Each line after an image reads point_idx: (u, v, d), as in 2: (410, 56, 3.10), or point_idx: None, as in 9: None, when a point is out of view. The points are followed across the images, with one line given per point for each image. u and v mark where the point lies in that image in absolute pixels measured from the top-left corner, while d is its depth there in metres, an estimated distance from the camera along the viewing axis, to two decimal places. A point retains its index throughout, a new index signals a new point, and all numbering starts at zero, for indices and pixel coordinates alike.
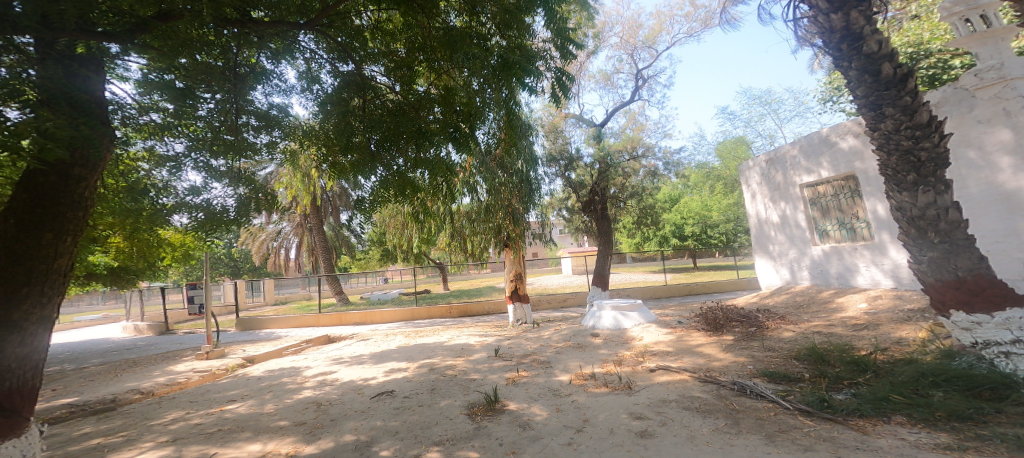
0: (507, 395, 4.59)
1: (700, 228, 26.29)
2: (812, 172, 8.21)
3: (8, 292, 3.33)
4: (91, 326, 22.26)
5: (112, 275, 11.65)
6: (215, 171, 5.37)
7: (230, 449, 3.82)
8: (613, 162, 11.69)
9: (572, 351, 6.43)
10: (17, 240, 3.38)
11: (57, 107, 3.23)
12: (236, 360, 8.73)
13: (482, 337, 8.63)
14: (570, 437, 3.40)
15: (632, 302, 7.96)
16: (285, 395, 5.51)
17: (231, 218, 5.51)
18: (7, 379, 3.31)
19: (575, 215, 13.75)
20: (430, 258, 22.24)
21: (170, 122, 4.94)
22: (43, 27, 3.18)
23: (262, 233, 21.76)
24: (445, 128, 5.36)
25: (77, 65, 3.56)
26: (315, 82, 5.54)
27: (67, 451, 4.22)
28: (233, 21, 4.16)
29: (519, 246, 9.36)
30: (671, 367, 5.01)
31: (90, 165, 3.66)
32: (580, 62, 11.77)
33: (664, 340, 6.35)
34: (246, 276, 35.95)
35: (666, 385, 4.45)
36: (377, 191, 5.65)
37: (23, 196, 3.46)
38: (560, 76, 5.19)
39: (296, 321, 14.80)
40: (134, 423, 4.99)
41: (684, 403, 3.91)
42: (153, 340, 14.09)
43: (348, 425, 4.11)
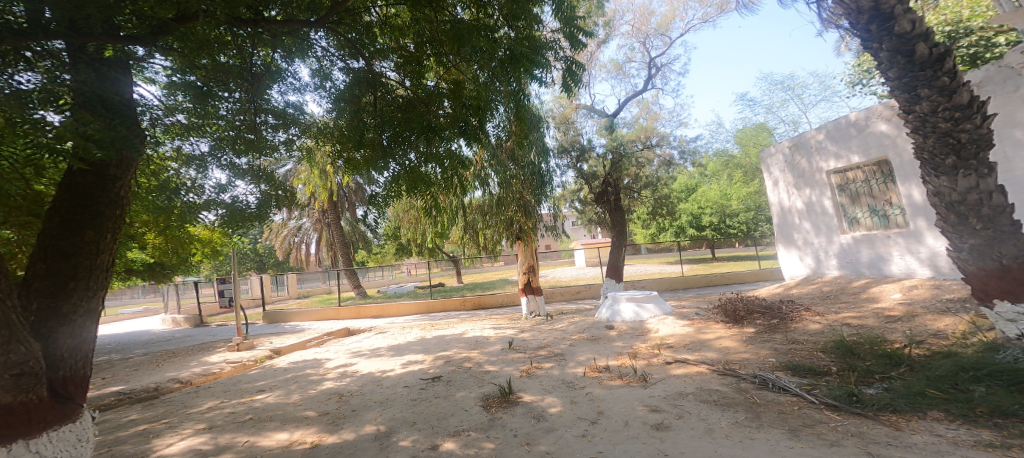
0: (521, 387, 4.62)
1: (719, 218, 25.66)
2: (840, 158, 7.92)
3: (56, 287, 3.51)
4: (133, 318, 23.56)
5: (150, 270, 12.31)
6: (238, 169, 5.56)
7: (260, 437, 3.96)
8: (626, 152, 11.59)
9: (586, 343, 6.41)
10: (62, 238, 3.55)
11: (93, 109, 3.36)
12: (263, 352, 8.99)
13: (497, 330, 8.70)
14: (584, 429, 3.42)
15: (648, 294, 7.92)
16: (309, 386, 5.68)
17: (254, 213, 5.64)
18: (60, 367, 3.51)
19: (588, 206, 13.72)
20: (444, 252, 22.50)
21: (195, 123, 5.07)
22: (72, 32, 3.32)
23: (284, 229, 22.40)
24: (456, 123, 5.42)
25: (107, 68, 3.67)
26: (327, 80, 5.59)
27: (116, 436, 4.48)
28: (246, 20, 4.20)
29: (531, 238, 9.39)
30: (689, 359, 4.95)
31: (125, 165, 3.80)
32: (590, 51, 11.62)
33: (681, 332, 6.27)
34: (271, 271, 37.23)
35: (684, 378, 4.41)
36: (389, 186, 5.70)
37: (65, 195, 3.63)
38: (569, 66, 5.09)
39: (317, 314, 15.18)
40: (173, 411, 5.24)
41: (702, 396, 3.88)
42: (189, 332, 14.73)
43: (368, 415, 4.22)
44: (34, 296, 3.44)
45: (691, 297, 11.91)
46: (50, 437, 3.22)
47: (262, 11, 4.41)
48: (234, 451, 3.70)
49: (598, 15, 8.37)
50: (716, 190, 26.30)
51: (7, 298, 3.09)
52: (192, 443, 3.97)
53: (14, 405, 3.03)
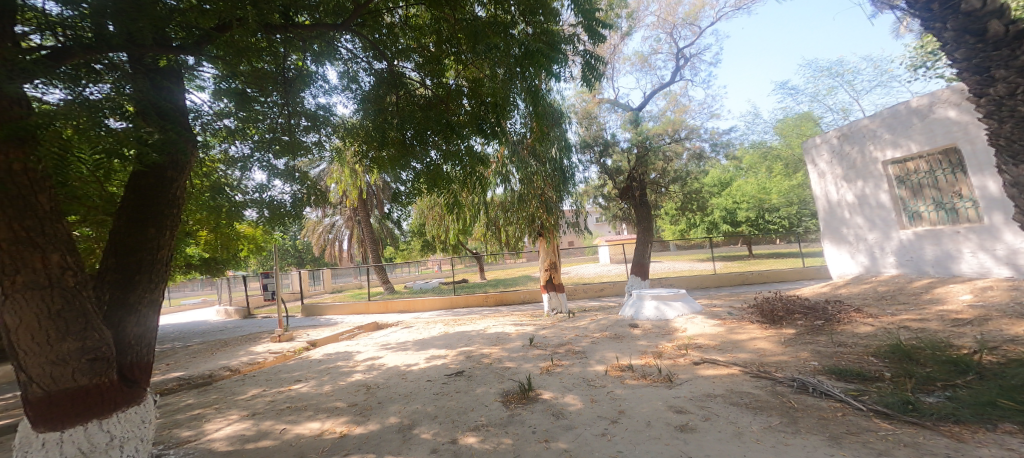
0: (542, 384, 4.61)
1: (756, 214, 24.51)
2: (898, 147, 7.38)
3: (124, 280, 3.81)
4: (191, 309, 25.43)
5: (205, 265, 13.19)
6: (276, 170, 5.81)
7: (294, 425, 4.16)
8: (653, 146, 11.21)
9: (609, 341, 6.31)
10: (129, 235, 3.86)
11: (150, 118, 3.60)
12: (300, 344, 9.42)
13: (518, 326, 8.70)
14: (604, 427, 3.38)
15: (676, 292, 7.69)
16: (340, 377, 5.91)
17: (290, 212, 5.98)
18: (127, 353, 3.77)
19: (612, 202, 13.48)
20: (469, 249, 22.76)
21: (240, 127, 5.35)
22: (131, 44, 3.59)
23: (319, 226, 23.36)
24: (474, 120, 5.41)
25: (160, 78, 3.95)
26: (354, 81, 5.75)
27: (173, 419, 4.84)
28: (279, 28, 4.36)
29: (553, 235, 9.26)
30: (720, 360, 4.78)
31: (179, 167, 4.07)
32: (613, 44, 11.30)
33: (711, 332, 6.05)
34: (310, 266, 39.01)
35: (713, 379, 4.26)
36: (413, 184, 5.88)
37: (129, 196, 3.93)
38: (589, 60, 4.98)
39: (348, 308, 15.77)
40: (222, 397, 5.60)
41: (732, 398, 3.73)
42: (240, 323, 15.70)
43: (393, 408, 4.34)
44: (105, 288, 3.76)
45: (726, 295, 11.45)
46: (118, 418, 3.47)
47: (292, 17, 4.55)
48: (270, 437, 3.90)
49: (621, 6, 8.14)
50: (754, 184, 25.11)
51: (83, 289, 3.39)
52: (236, 429, 4.22)
53: (88, 386, 3.31)
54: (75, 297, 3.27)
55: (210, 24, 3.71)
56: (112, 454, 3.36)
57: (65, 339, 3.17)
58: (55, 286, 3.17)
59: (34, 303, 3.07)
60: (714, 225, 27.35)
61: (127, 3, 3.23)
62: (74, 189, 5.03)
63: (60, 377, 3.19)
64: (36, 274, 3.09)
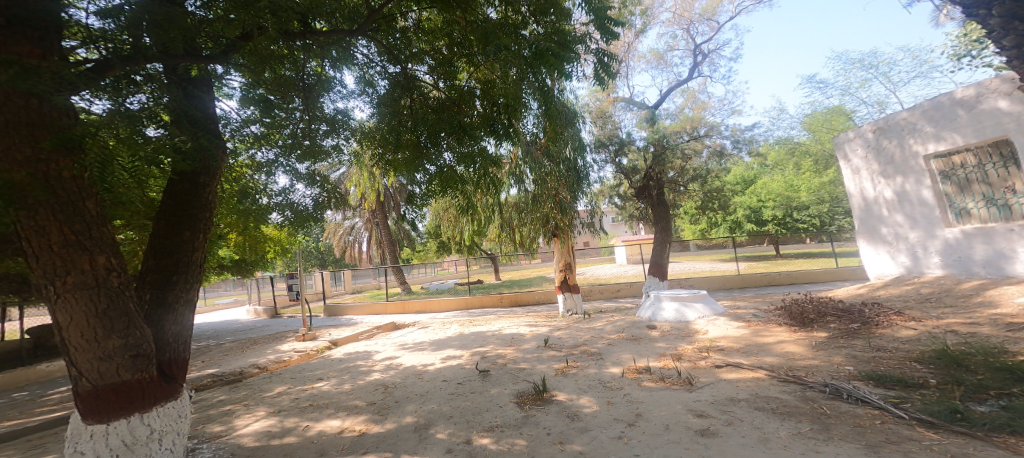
0: (556, 385, 4.58)
1: (783, 212, 23.54)
2: (942, 140, 6.99)
3: (162, 281, 4.00)
4: (221, 308, 26.44)
5: (236, 266, 13.72)
6: (299, 174, 5.99)
7: (316, 422, 4.27)
8: (669, 144, 10.97)
9: (625, 343, 6.21)
10: (166, 237, 4.05)
11: (181, 126, 3.75)
12: (323, 343, 9.67)
13: (532, 327, 8.68)
14: (620, 430, 3.32)
15: (696, 293, 7.50)
16: (359, 376, 6.03)
17: (311, 214, 6.14)
18: (166, 350, 3.93)
19: (628, 202, 13.29)
20: (485, 250, 22.86)
21: (266, 133, 5.59)
22: (165, 55, 3.78)
23: (340, 228, 23.93)
24: (486, 122, 5.29)
25: (192, 87, 4.14)
26: (370, 86, 5.85)
27: (206, 414, 5.05)
28: (297, 34, 4.48)
29: (567, 235, 9.17)
30: (744, 364, 4.63)
31: (212, 172, 4.25)
32: (626, 42, 11.09)
33: (735, 334, 5.87)
34: (332, 267, 39.99)
35: (736, 383, 4.13)
36: (428, 185, 5.85)
37: (166, 200, 4.12)
38: (601, 59, 4.84)
39: (366, 308, 16.09)
40: (250, 394, 5.81)
41: (757, 403, 3.61)
42: (267, 322, 16.24)
43: (409, 407, 4.40)
44: (146, 287, 3.95)
45: (752, 296, 11.10)
46: (157, 412, 3.63)
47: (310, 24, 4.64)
48: (294, 434, 4.02)
49: (633, 4, 8.07)
50: (781, 182, 24.08)
51: (126, 288, 3.57)
52: (262, 425, 4.36)
53: (131, 382, 3.48)
54: (119, 297, 3.45)
55: (234, 33, 3.89)
56: (152, 447, 3.53)
57: (111, 336, 3.36)
58: (101, 287, 3.34)
59: (83, 302, 3.26)
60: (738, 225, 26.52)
61: (159, 15, 3.39)
62: (119, 194, 5.31)
63: (106, 372, 3.36)
64: (85, 275, 3.27)
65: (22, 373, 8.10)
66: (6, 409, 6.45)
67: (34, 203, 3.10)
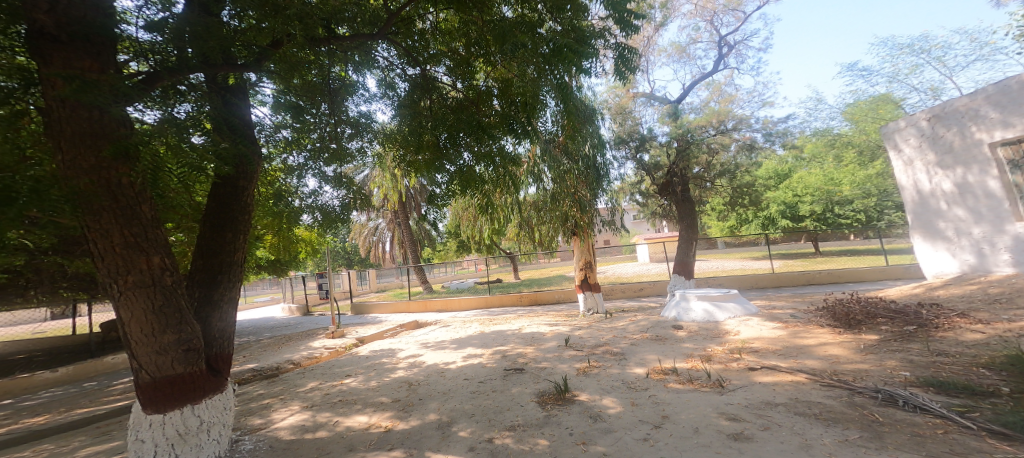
0: (578, 385, 4.52)
1: (823, 207, 21.71)
2: (1010, 126, 6.43)
3: (208, 280, 4.25)
4: (256, 306, 27.65)
5: (272, 266, 14.31)
6: (327, 177, 6.17)
7: (345, 418, 4.41)
8: (694, 139, 10.53)
9: (649, 343, 6.05)
10: (211, 239, 4.30)
11: (223, 132, 4.02)
12: (350, 340, 9.93)
13: (553, 326, 8.59)
14: (646, 432, 3.25)
15: (726, 292, 7.23)
16: (385, 373, 6.18)
17: (340, 215, 6.36)
18: (213, 345, 4.17)
19: (650, 199, 12.93)
20: (503, 249, 22.84)
21: (296, 137, 5.79)
22: (205, 65, 4.01)
23: (364, 228, 24.52)
24: (505, 122, 5.25)
25: (230, 95, 4.38)
26: (391, 88, 6.01)
27: (247, 407, 5.32)
28: (322, 40, 4.65)
29: (587, 233, 8.96)
30: (781, 367, 4.41)
31: (249, 176, 4.47)
32: (646, 36, 10.82)
33: (770, 336, 5.61)
34: (359, 266, 41.15)
35: (773, 386, 3.94)
36: (448, 186, 5.80)
37: (210, 204, 4.37)
38: (622, 53, 4.73)
39: (391, 306, 16.43)
40: (285, 389, 6.06)
41: (796, 408, 3.44)
42: (299, 319, 16.90)
43: (433, 405, 4.46)
44: (195, 286, 4.21)
45: (788, 296, 10.51)
46: (206, 405, 3.85)
47: (334, 29, 4.83)
48: (324, 429, 4.17)
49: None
50: (821, 176, 22.20)
51: (179, 286, 3.82)
52: (296, 420, 4.54)
53: (184, 374, 3.72)
54: (172, 294, 3.70)
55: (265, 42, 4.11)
56: (201, 437, 3.76)
57: (165, 332, 3.60)
58: (156, 285, 3.59)
59: (142, 300, 3.51)
60: (773, 221, 25.06)
61: (198, 26, 3.64)
62: (171, 199, 5.72)
63: (162, 365, 3.61)
64: (143, 275, 3.53)
65: (91, 365, 8.80)
66: (77, 398, 7.03)
67: (98, 208, 3.38)
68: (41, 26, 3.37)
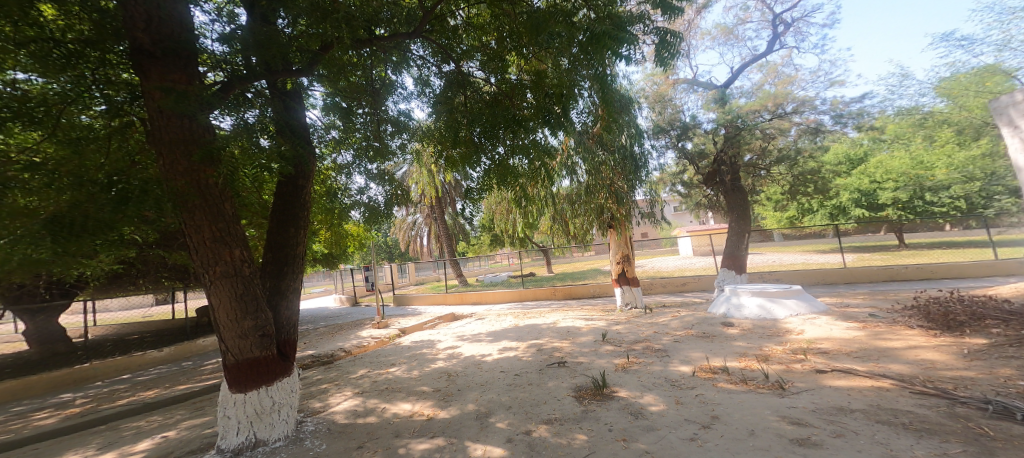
0: (617, 381, 4.38)
1: None
2: None
3: (276, 272, 4.63)
4: (310, 297, 29.41)
5: (326, 259, 15.20)
6: (372, 174, 6.44)
7: (391, 405, 4.63)
8: (746, 125, 9.45)
9: (695, 341, 5.72)
10: (277, 234, 4.67)
11: (285, 134, 4.37)
12: (394, 331, 10.32)
13: (590, 321, 8.35)
14: (693, 432, 3.10)
15: (788, 288, 6.63)
16: (425, 363, 6.38)
17: (384, 211, 6.59)
18: (284, 332, 4.54)
19: (694, 189, 12.00)
20: (535, 243, 22.55)
21: (343, 137, 6.16)
22: (268, 72, 4.33)
23: (404, 224, 25.08)
24: (539, 113, 5.19)
25: (289, 100, 4.72)
26: (427, 86, 6.14)
27: (307, 390, 5.73)
28: (365, 41, 4.80)
29: (624, 226, 8.56)
30: (858, 370, 3.98)
31: (307, 175, 4.82)
32: (687, 18, 10.08)
33: (845, 336, 5.06)
34: (404, 258, 42.59)
35: (848, 391, 3.57)
36: (482, 180, 5.79)
37: (276, 202, 4.74)
38: (664, 37, 4.44)
39: (428, 299, 16.64)
40: (339, 375, 6.45)
41: (875, 415, 3.10)
42: (349, 310, 17.81)
43: (471, 395, 4.55)
44: (267, 277, 4.60)
45: (864, 293, 9.37)
46: (280, 386, 4.22)
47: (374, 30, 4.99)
48: (374, 414, 4.41)
49: None
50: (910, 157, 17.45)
51: (257, 277, 4.20)
52: (348, 405, 4.84)
53: (261, 357, 4.10)
54: (251, 285, 4.07)
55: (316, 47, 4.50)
56: (274, 417, 4.12)
57: (245, 318, 3.98)
58: (238, 275, 3.98)
59: (227, 288, 3.91)
60: (844, 210, 20.40)
61: (260, 36, 3.95)
62: (244, 197, 6.34)
63: (244, 348, 4.00)
64: (228, 266, 3.93)
65: (185, 347, 9.89)
66: (178, 375, 8.03)
67: (192, 206, 3.81)
68: (140, 44, 3.86)
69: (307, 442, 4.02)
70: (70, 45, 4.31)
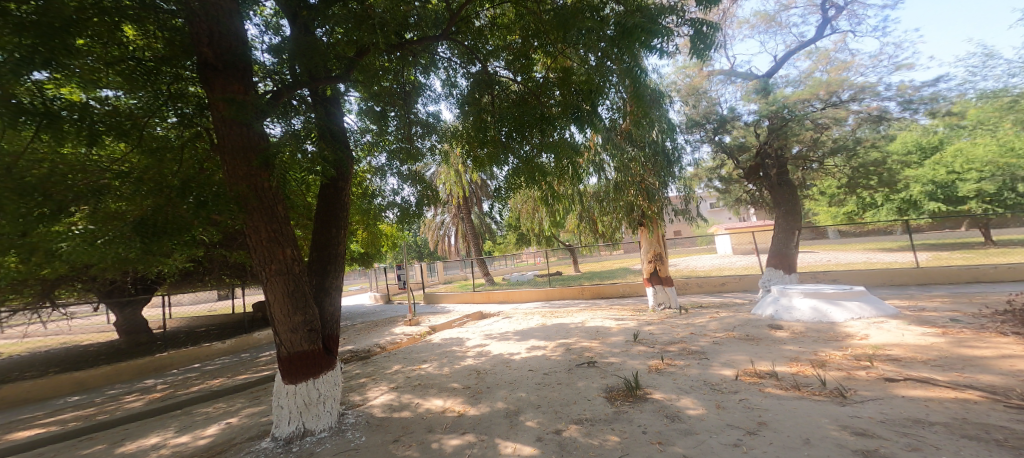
0: (651, 383, 4.20)
1: None
2: None
3: (320, 270, 4.84)
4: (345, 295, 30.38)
5: (362, 259, 15.68)
6: (404, 175, 6.53)
7: (423, 400, 4.71)
8: (794, 115, 8.67)
9: (738, 343, 5.37)
10: (321, 234, 4.89)
11: (327, 138, 4.60)
12: (425, 328, 10.50)
13: (619, 321, 8.08)
14: (737, 438, 2.93)
15: (849, 289, 6.09)
16: (455, 361, 6.44)
17: (415, 211, 6.61)
18: (329, 327, 4.74)
19: (733, 184, 11.26)
20: (561, 242, 22.24)
21: (377, 140, 6.40)
22: (310, 80, 4.56)
23: (431, 224, 25.37)
24: (566, 110, 5.17)
25: (330, 106, 4.93)
26: (454, 87, 6.21)
27: (347, 385, 5.94)
28: (397, 45, 5.06)
29: (656, 223, 8.23)
30: (938, 380, 3.56)
31: (347, 178, 5.03)
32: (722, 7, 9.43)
33: (921, 343, 4.55)
34: (435, 257, 43.20)
35: (925, 402, 3.21)
36: (510, 180, 5.71)
37: (319, 203, 4.97)
38: (698, 29, 4.32)
39: (457, 297, 16.92)
40: (375, 370, 6.64)
41: (959, 429, 2.77)
42: (382, 307, 18.32)
43: (500, 393, 4.54)
44: (313, 275, 4.82)
45: (939, 296, 8.38)
46: (326, 379, 4.42)
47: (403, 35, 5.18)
48: (408, 409, 4.51)
49: None
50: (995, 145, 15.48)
51: (306, 275, 4.42)
52: (384, 399, 4.98)
53: (309, 351, 4.31)
54: (301, 282, 4.30)
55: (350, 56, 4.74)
56: (320, 408, 4.32)
57: (296, 313, 4.21)
58: (291, 273, 4.21)
59: (281, 285, 4.15)
60: (915, 204, 17.47)
61: (302, 45, 4.23)
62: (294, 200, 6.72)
63: (295, 341, 4.23)
64: (282, 264, 4.16)
65: (244, 341, 10.63)
66: (238, 366, 8.64)
67: (252, 208, 4.07)
68: (206, 58, 4.16)
69: (350, 433, 4.19)
70: (147, 62, 4.78)
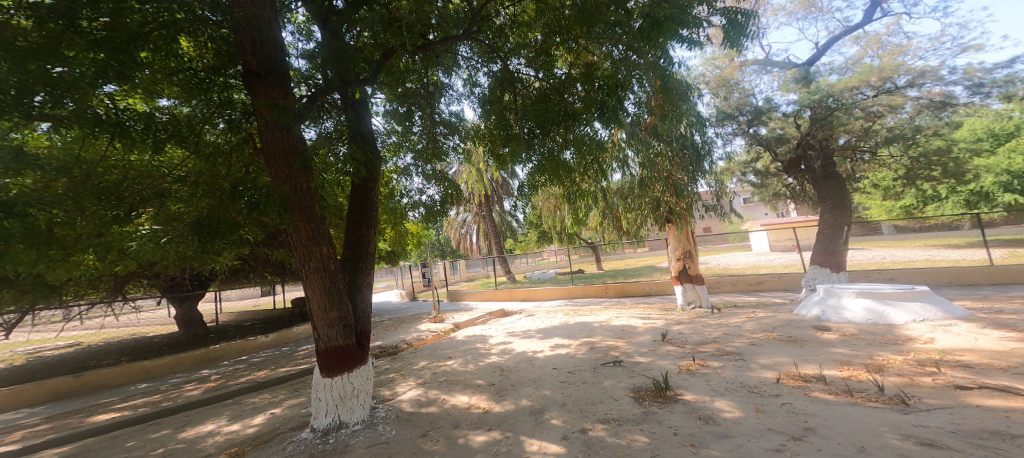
0: (682, 383, 4.03)
1: None
2: None
3: (353, 268, 4.98)
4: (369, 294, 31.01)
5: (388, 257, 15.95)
6: (428, 175, 6.39)
7: (449, 396, 4.75)
8: (841, 104, 8.11)
9: (778, 345, 5.05)
10: (353, 233, 5.02)
11: (358, 140, 4.72)
12: (449, 325, 10.60)
13: (644, 320, 7.84)
14: (781, 443, 2.76)
15: (909, 289, 5.60)
16: (479, 358, 6.44)
17: (439, 209, 6.48)
18: (362, 323, 4.86)
19: (769, 179, 10.61)
20: (584, 240, 21.91)
21: (402, 140, 6.56)
22: (341, 83, 4.69)
23: (453, 222, 25.56)
24: (592, 106, 4.91)
25: (359, 108, 5.07)
26: (475, 86, 6.24)
27: (378, 380, 6.06)
28: (422, 48, 5.18)
29: (685, 219, 7.91)
30: (1018, 389, 3.20)
31: (375, 179, 5.15)
32: None
33: (999, 348, 4.11)
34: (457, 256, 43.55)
35: (1004, 412, 2.89)
36: (533, 177, 5.62)
37: (351, 203, 5.10)
38: (733, 17, 4.11)
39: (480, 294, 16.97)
40: (401, 366, 6.76)
41: None
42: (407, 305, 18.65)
43: (525, 391, 4.49)
44: (347, 272, 4.96)
45: (1010, 297, 7.61)
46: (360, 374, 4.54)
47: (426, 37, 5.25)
48: (435, 405, 4.55)
49: None
50: None
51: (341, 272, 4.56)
52: (412, 394, 5.05)
53: (345, 346, 4.44)
54: (337, 279, 4.43)
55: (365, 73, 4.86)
56: (354, 401, 4.44)
57: (333, 309, 4.34)
58: (328, 271, 4.34)
59: (319, 282, 4.29)
60: (987, 196, 16.33)
61: (334, 51, 4.34)
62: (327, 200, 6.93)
63: (332, 336, 4.36)
64: (320, 261, 4.31)
65: (284, 335, 11.13)
66: (279, 359, 9.02)
67: (292, 208, 4.24)
68: (250, 66, 4.37)
69: (382, 426, 4.27)
70: (200, 71, 5.06)
